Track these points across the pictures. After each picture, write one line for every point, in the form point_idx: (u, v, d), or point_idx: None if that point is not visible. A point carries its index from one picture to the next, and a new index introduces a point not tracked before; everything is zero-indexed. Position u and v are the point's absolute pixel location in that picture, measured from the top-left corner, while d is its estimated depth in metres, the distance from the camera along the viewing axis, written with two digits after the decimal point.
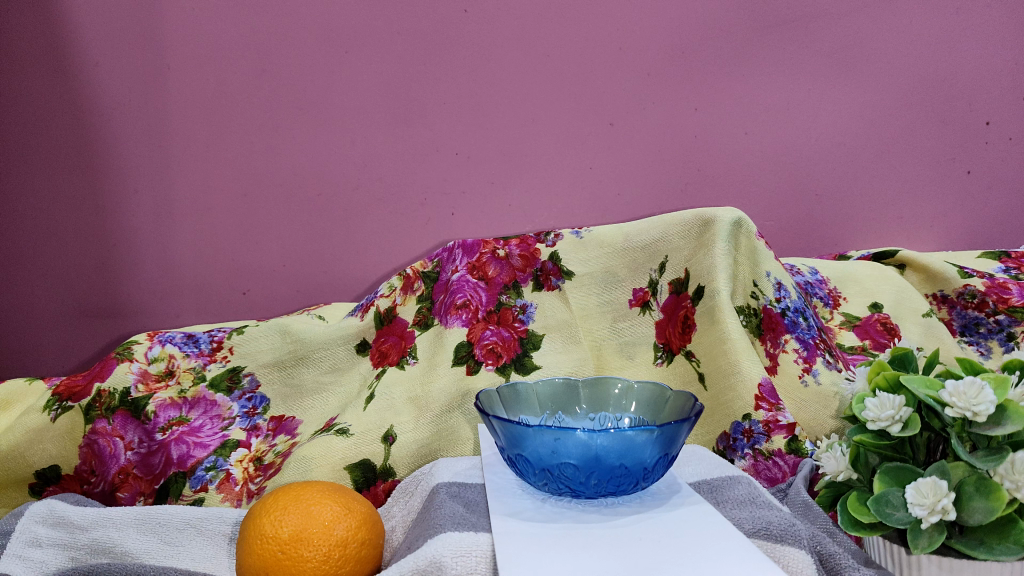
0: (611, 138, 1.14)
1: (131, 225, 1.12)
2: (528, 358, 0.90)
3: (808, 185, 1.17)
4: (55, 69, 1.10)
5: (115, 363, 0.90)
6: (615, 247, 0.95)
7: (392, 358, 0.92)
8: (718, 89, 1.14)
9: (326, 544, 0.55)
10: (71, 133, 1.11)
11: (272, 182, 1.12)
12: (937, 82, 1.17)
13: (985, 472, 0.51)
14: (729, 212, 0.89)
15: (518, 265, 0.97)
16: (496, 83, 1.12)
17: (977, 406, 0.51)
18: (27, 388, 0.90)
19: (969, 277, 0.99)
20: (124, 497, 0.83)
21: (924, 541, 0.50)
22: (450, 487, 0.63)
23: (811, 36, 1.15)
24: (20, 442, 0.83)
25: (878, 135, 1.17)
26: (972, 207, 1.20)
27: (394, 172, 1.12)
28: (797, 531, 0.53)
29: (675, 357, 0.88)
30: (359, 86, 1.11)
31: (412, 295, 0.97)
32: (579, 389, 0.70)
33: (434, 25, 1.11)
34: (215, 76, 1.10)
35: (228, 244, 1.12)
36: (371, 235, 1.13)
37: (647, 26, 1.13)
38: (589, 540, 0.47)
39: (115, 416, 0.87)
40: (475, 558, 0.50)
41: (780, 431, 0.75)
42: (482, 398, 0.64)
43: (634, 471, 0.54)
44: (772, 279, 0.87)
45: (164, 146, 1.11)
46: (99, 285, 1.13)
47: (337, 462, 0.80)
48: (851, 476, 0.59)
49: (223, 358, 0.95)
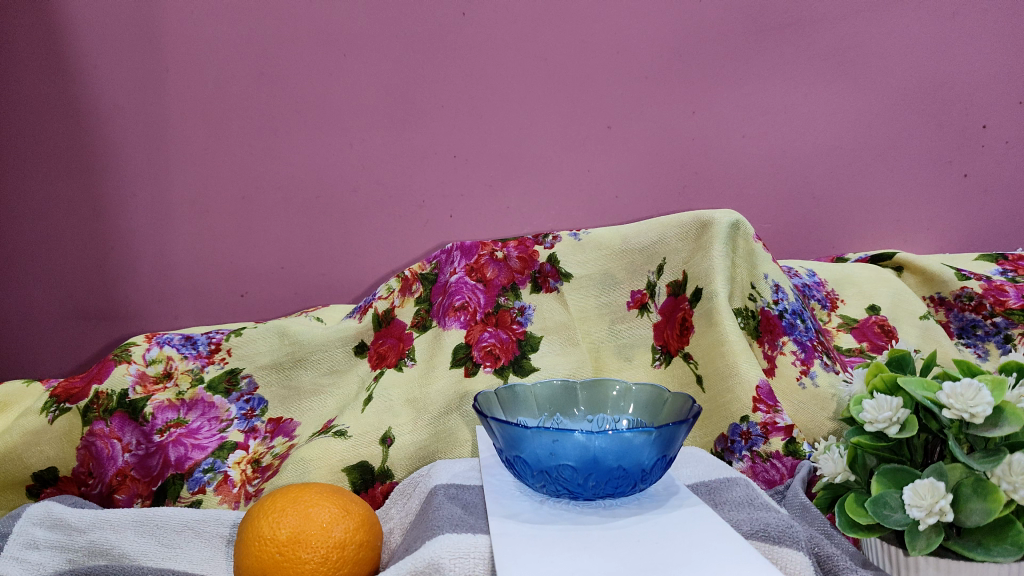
0: (610, 141, 1.14)
1: (130, 226, 1.12)
2: (527, 360, 0.90)
3: (806, 188, 1.17)
4: (54, 71, 1.10)
5: (113, 365, 0.90)
6: (613, 248, 0.95)
7: (390, 360, 0.92)
8: (716, 92, 1.15)
9: (324, 545, 0.55)
10: (69, 135, 1.11)
11: (272, 184, 1.12)
12: (934, 84, 1.17)
13: (983, 473, 0.51)
14: (727, 214, 0.89)
15: (516, 267, 0.97)
16: (495, 85, 1.12)
17: (975, 408, 0.51)
18: (25, 390, 0.91)
19: (967, 280, 0.99)
20: (122, 499, 0.83)
21: (921, 542, 0.50)
22: (448, 489, 0.63)
23: (809, 39, 1.15)
24: (19, 445, 0.82)
25: (875, 138, 1.18)
26: (969, 210, 1.20)
27: (393, 174, 1.12)
28: (794, 533, 0.53)
29: (674, 358, 0.88)
30: (358, 89, 1.11)
31: (411, 296, 0.97)
32: (577, 391, 0.70)
33: (433, 27, 1.11)
34: (215, 77, 1.10)
35: (227, 246, 1.12)
36: (370, 238, 1.13)
37: (646, 29, 1.13)
38: (587, 541, 0.47)
39: (113, 418, 0.87)
40: (474, 559, 0.50)
41: (778, 433, 0.76)
42: (480, 400, 0.64)
43: (633, 473, 0.54)
44: (771, 281, 0.87)
45: (163, 149, 1.11)
46: (97, 287, 1.13)
47: (335, 464, 0.80)
48: (849, 477, 0.59)
49: (222, 359, 0.95)
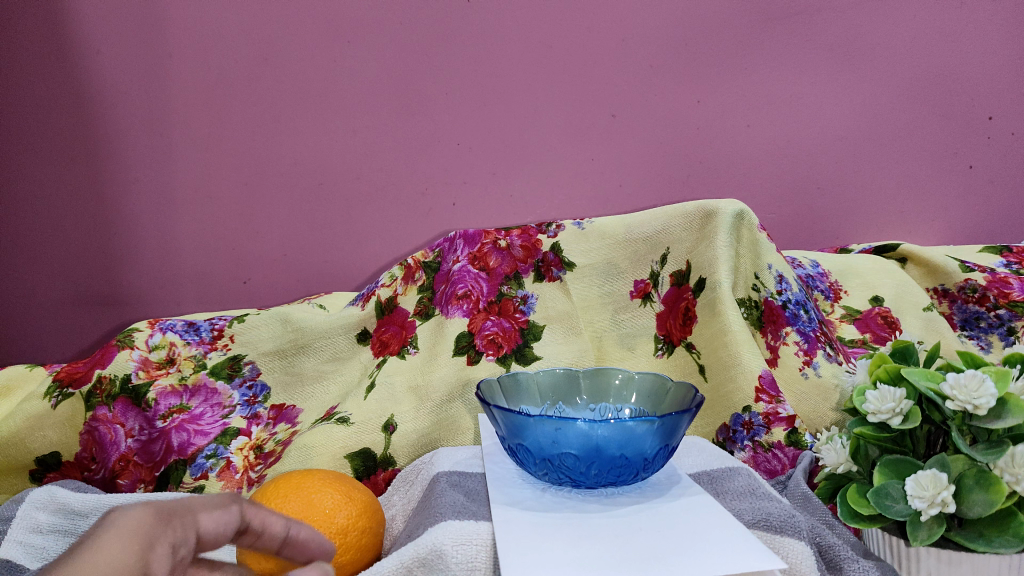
0: (614, 130, 1.14)
1: (131, 211, 1.12)
2: (528, 349, 0.90)
3: (810, 179, 1.17)
4: (55, 55, 1.09)
5: (115, 350, 0.90)
6: (617, 237, 0.95)
7: (393, 347, 0.92)
8: (722, 81, 1.14)
9: (327, 532, 0.55)
10: (70, 119, 1.11)
11: (275, 171, 1.11)
12: (941, 75, 1.17)
13: (985, 465, 0.51)
14: (731, 204, 0.89)
15: (518, 256, 0.97)
16: (499, 72, 1.12)
17: (978, 399, 0.50)
18: (27, 374, 0.90)
19: (970, 272, 0.99)
20: (124, 484, 0.84)
21: (923, 533, 0.50)
22: (450, 476, 0.63)
23: (817, 28, 1.14)
24: (21, 428, 0.83)
25: (881, 128, 1.17)
26: (972, 202, 1.20)
27: (396, 162, 1.12)
28: (796, 523, 0.53)
29: (676, 348, 0.88)
30: (361, 75, 1.10)
31: (414, 284, 0.97)
32: (579, 380, 0.70)
33: (436, 14, 1.10)
34: (217, 63, 1.09)
35: (228, 232, 1.12)
36: (372, 226, 1.13)
37: (652, 16, 1.12)
38: (588, 530, 0.47)
39: (116, 403, 0.87)
40: (475, 546, 0.50)
41: (780, 423, 0.75)
42: (482, 388, 0.64)
43: (634, 462, 0.54)
44: (774, 271, 0.87)
45: (165, 134, 1.10)
46: (100, 272, 1.13)
47: (337, 451, 0.80)
48: (851, 467, 0.59)
49: (223, 346, 0.95)
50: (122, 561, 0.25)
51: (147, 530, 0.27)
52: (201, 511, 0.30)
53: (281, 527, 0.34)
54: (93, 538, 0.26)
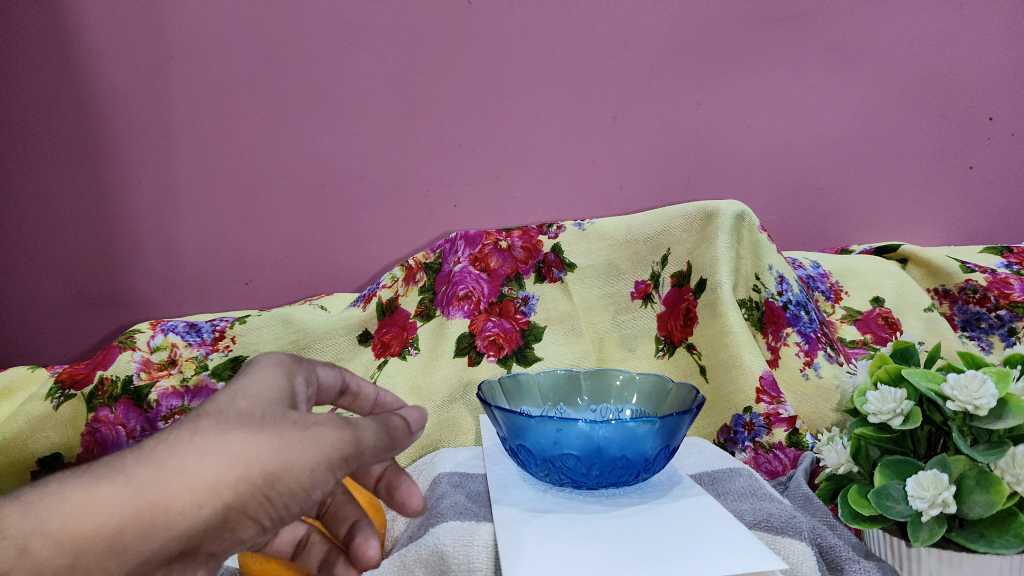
0: (614, 133, 1.14)
1: (133, 213, 1.12)
2: (529, 351, 0.90)
3: (810, 180, 1.17)
4: (56, 58, 1.10)
5: (117, 351, 0.90)
6: (617, 239, 0.95)
7: (394, 348, 0.92)
8: (722, 83, 1.14)
9: None
10: (72, 121, 1.11)
11: (276, 173, 1.11)
12: (941, 77, 1.17)
13: (985, 465, 0.51)
14: (732, 205, 0.89)
15: (519, 257, 0.96)
16: (500, 74, 1.12)
17: (979, 400, 0.51)
18: (29, 375, 0.90)
19: (971, 272, 0.99)
20: None
21: (924, 533, 0.50)
22: (451, 477, 0.63)
23: (818, 30, 1.14)
24: (22, 429, 0.83)
25: (881, 130, 1.17)
26: (972, 203, 1.20)
27: (397, 164, 1.12)
28: (797, 524, 0.53)
29: (677, 349, 0.88)
30: (362, 77, 1.11)
31: (415, 285, 0.97)
32: (580, 381, 0.70)
33: (436, 17, 1.10)
34: (219, 65, 1.09)
35: (230, 233, 1.12)
36: (373, 227, 1.13)
37: (652, 19, 1.12)
38: (589, 531, 0.47)
39: (118, 404, 0.88)
40: (477, 547, 0.49)
41: (781, 424, 0.75)
42: (484, 389, 0.64)
43: (635, 463, 0.54)
44: (775, 272, 0.87)
45: (166, 136, 1.10)
46: (102, 273, 1.13)
47: None
48: (852, 468, 0.59)
49: (225, 347, 0.93)
50: (276, 381, 0.34)
51: (287, 364, 0.36)
52: (318, 365, 0.39)
53: (369, 391, 0.43)
54: (254, 369, 0.35)
